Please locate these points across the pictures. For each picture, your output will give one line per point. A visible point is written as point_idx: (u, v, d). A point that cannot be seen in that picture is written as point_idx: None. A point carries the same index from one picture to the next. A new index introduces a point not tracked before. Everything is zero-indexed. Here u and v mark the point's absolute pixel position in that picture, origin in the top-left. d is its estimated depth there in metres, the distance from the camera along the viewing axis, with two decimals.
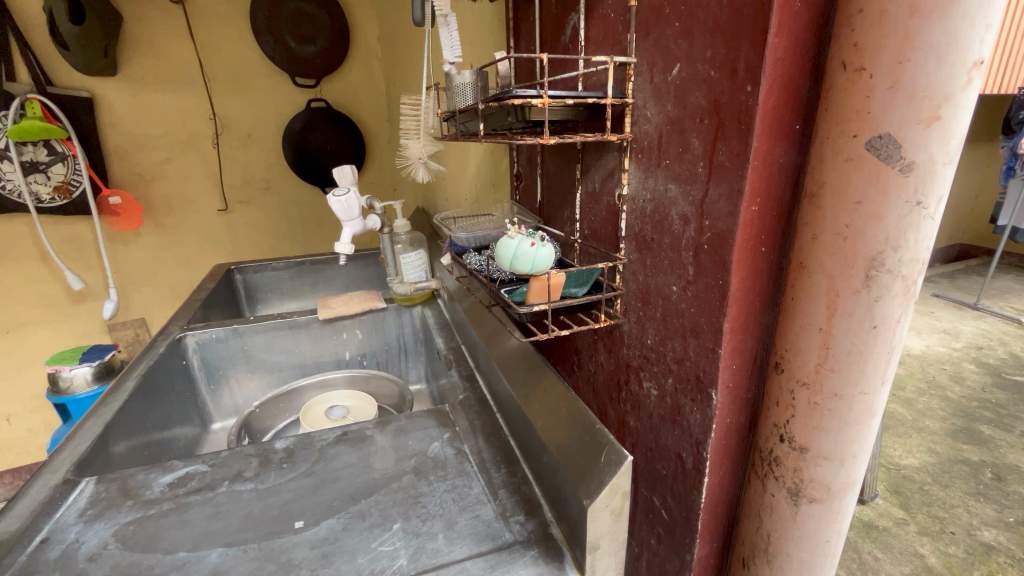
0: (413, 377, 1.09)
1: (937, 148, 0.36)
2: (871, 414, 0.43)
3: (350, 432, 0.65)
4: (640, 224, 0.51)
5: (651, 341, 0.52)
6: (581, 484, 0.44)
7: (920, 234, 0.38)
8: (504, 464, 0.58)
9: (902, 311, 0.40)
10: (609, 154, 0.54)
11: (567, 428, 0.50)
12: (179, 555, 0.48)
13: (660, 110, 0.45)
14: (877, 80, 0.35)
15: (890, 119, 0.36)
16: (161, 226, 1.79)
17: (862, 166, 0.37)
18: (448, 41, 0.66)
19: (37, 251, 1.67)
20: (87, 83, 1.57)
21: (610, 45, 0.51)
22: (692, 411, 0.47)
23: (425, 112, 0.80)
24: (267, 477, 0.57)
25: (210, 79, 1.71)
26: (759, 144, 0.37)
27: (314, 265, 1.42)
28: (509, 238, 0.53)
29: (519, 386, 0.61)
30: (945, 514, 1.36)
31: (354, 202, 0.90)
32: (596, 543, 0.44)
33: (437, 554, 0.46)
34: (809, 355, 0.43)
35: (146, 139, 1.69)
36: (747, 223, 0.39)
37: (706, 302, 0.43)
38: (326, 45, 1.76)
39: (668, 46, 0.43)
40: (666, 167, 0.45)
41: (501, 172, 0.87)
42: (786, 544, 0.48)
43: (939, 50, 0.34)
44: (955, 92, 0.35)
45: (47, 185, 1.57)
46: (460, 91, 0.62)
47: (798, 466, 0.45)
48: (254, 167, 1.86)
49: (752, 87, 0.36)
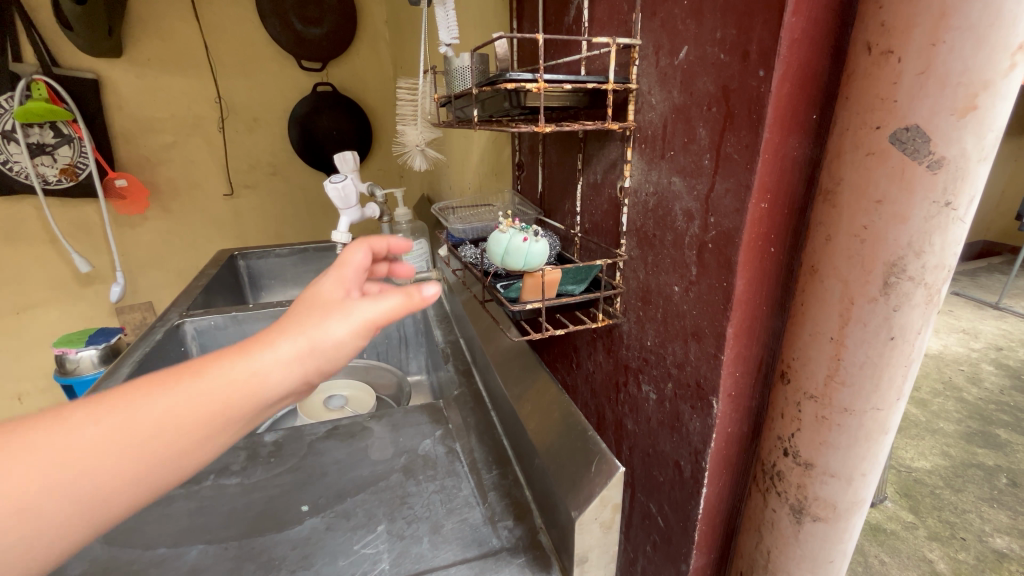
0: (413, 367, 1.08)
1: (970, 143, 0.32)
2: (883, 431, 0.40)
3: (342, 426, 0.63)
4: (643, 219, 0.48)
5: (652, 343, 0.49)
6: (569, 493, 0.42)
7: (948, 239, 0.34)
8: (495, 464, 0.57)
9: (922, 322, 0.36)
10: (611, 145, 0.51)
11: (558, 434, 0.48)
12: (159, 551, 0.47)
13: (666, 97, 0.42)
14: (906, 64, 0.32)
15: (919, 109, 0.32)
16: (167, 210, 1.79)
17: (885, 161, 0.34)
18: (444, 20, 0.61)
19: (46, 233, 1.68)
20: (94, 65, 1.55)
21: (615, 27, 0.48)
22: (691, 418, 0.45)
23: (423, 98, 0.77)
24: (253, 472, 0.56)
25: (214, 61, 1.69)
26: (772, 136, 0.34)
27: (317, 252, 1.40)
28: (501, 233, 0.50)
29: (512, 386, 0.59)
30: (957, 519, 1.33)
31: (352, 191, 0.87)
32: (586, 555, 0.42)
33: (421, 560, 0.45)
34: (819, 366, 0.40)
35: (152, 122, 1.68)
36: (755, 221, 0.36)
37: (708, 304, 0.40)
38: (333, 28, 1.74)
39: (675, 26, 0.40)
40: (671, 159, 0.42)
41: (504, 161, 0.84)
42: (787, 563, 0.45)
43: (979, 31, 0.30)
44: (995, 79, 0.31)
45: (53, 167, 1.56)
46: (460, 75, 0.59)
47: (802, 482, 0.43)
48: (259, 151, 1.84)
49: (764, 73, 0.32)
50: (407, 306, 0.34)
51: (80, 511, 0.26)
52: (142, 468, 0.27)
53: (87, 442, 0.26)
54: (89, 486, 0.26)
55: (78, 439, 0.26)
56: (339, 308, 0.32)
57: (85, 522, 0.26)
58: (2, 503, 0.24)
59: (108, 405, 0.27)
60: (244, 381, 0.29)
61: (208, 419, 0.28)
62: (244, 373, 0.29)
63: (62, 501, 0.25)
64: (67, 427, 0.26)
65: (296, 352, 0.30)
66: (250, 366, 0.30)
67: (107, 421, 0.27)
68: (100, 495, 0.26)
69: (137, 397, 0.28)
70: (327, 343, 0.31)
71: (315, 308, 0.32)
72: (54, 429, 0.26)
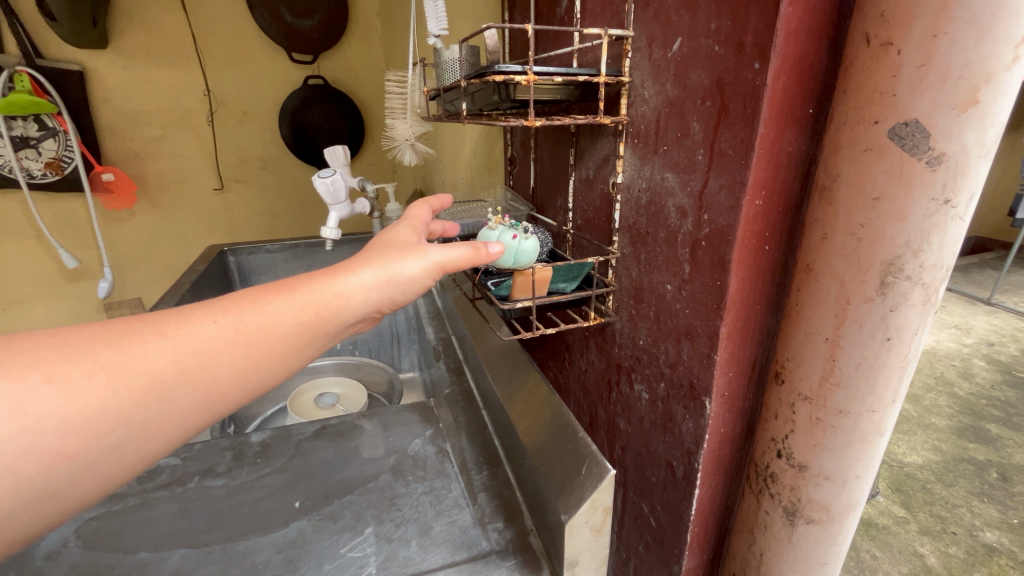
0: (406, 364, 1.08)
1: (971, 139, 0.32)
2: (878, 433, 0.40)
3: (331, 425, 0.62)
4: (635, 216, 0.47)
5: (645, 342, 0.48)
6: (560, 496, 0.41)
7: (946, 237, 0.34)
8: (486, 465, 0.56)
9: (918, 323, 0.36)
10: (604, 139, 0.50)
11: (548, 435, 0.47)
12: (140, 555, 0.45)
13: (659, 91, 0.41)
14: (905, 57, 0.31)
15: (919, 103, 0.31)
16: (155, 205, 1.77)
17: (883, 158, 0.33)
18: (433, 10, 0.59)
19: (31, 228, 1.65)
20: (79, 56, 1.52)
21: (607, 18, 0.46)
22: (684, 418, 0.44)
23: (412, 90, 0.75)
24: (239, 474, 0.55)
25: (202, 53, 1.66)
26: (767, 130, 0.33)
27: (308, 248, 1.38)
28: (490, 230, 0.49)
29: (503, 385, 0.58)
30: (948, 514, 1.34)
31: (341, 185, 0.85)
32: (576, 559, 0.42)
33: (408, 563, 0.44)
34: (813, 367, 0.39)
35: (139, 115, 1.65)
36: (750, 219, 0.35)
37: (702, 303, 0.39)
38: (325, 19, 1.71)
39: (669, 17, 0.39)
40: (664, 154, 0.41)
41: (496, 155, 0.83)
42: (780, 565, 0.45)
43: (982, 23, 0.29)
44: (997, 72, 0.30)
45: (38, 160, 1.53)
46: (450, 68, 0.58)
47: (795, 484, 0.42)
48: (249, 145, 1.82)
49: (759, 65, 0.31)
50: (474, 257, 0.40)
51: (198, 399, 0.30)
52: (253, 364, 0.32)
53: (208, 336, 0.30)
54: (206, 378, 0.30)
55: (201, 334, 0.30)
56: (415, 250, 0.38)
57: (174, 425, 0.30)
58: (139, 380, 0.28)
59: (224, 309, 0.31)
60: (331, 299, 0.34)
61: (305, 328, 0.33)
62: (334, 293, 0.34)
63: (189, 387, 0.30)
64: (188, 323, 0.30)
65: (377, 280, 0.36)
66: (336, 288, 0.34)
67: (217, 326, 0.31)
68: (214, 386, 0.31)
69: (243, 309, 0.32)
70: (403, 276, 0.37)
71: (392, 249, 0.38)
72: (179, 325, 0.30)
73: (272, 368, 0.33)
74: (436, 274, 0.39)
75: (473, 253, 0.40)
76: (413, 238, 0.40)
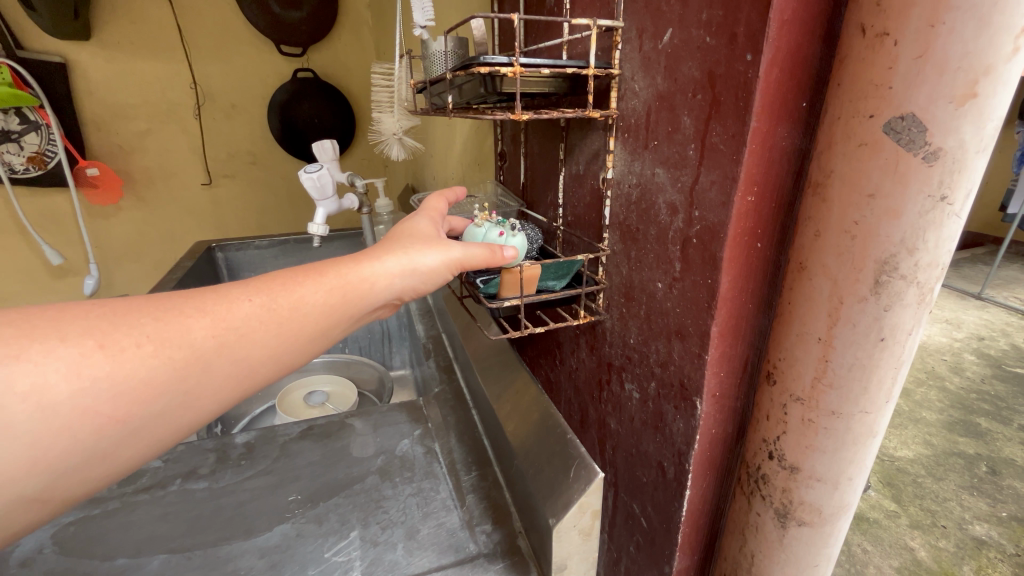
0: (397, 362, 1.07)
1: (968, 133, 0.31)
2: (871, 435, 0.39)
3: (317, 425, 0.61)
4: (626, 212, 0.46)
5: (635, 341, 0.47)
6: (547, 500, 0.40)
7: (942, 235, 0.33)
8: (474, 466, 0.55)
9: (913, 322, 0.35)
10: (593, 134, 0.49)
11: (536, 436, 0.46)
12: (118, 562, 0.44)
13: (649, 84, 0.40)
14: (902, 48, 0.30)
15: (916, 97, 0.30)
16: (142, 200, 1.74)
17: (878, 153, 0.32)
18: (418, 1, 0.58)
19: (15, 224, 1.62)
20: (61, 48, 1.49)
21: (597, 8, 0.45)
22: (674, 419, 0.43)
23: (398, 83, 0.73)
24: (223, 476, 0.54)
25: (188, 45, 1.63)
26: (759, 125, 0.32)
27: (298, 244, 1.37)
28: (476, 227, 0.48)
29: (492, 384, 0.57)
30: (938, 507, 1.34)
31: (328, 180, 0.84)
32: (564, 563, 0.41)
33: (394, 568, 0.43)
34: (806, 367, 0.38)
35: (124, 108, 1.62)
36: (742, 216, 0.34)
37: (692, 302, 0.39)
38: (313, 11, 1.65)
39: (659, 8, 0.37)
40: (654, 149, 0.40)
41: (486, 150, 0.82)
42: (771, 566, 0.44)
43: (981, 13, 0.28)
44: (996, 64, 0.29)
45: (20, 154, 1.50)
46: (436, 60, 0.57)
47: (787, 486, 0.41)
48: (238, 139, 1.79)
49: (752, 57, 0.30)
50: (491, 258, 0.41)
51: (232, 377, 0.31)
52: (281, 343, 0.33)
53: (246, 313, 0.32)
54: (244, 351, 0.32)
55: (240, 312, 0.32)
56: (438, 244, 0.40)
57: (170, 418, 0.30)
58: (176, 351, 0.29)
59: (259, 288, 0.33)
60: (359, 282, 0.36)
61: (333, 310, 0.35)
62: (361, 278, 0.36)
63: (225, 359, 0.31)
64: (228, 301, 0.32)
65: (400, 268, 0.38)
66: (364, 273, 0.36)
67: (250, 304, 0.32)
68: (249, 361, 0.32)
69: (271, 290, 0.34)
70: (423, 268, 0.38)
71: (412, 240, 0.40)
72: (218, 302, 0.31)
73: (291, 353, 0.34)
74: (456, 271, 0.41)
75: (490, 253, 0.41)
76: (433, 230, 0.42)
